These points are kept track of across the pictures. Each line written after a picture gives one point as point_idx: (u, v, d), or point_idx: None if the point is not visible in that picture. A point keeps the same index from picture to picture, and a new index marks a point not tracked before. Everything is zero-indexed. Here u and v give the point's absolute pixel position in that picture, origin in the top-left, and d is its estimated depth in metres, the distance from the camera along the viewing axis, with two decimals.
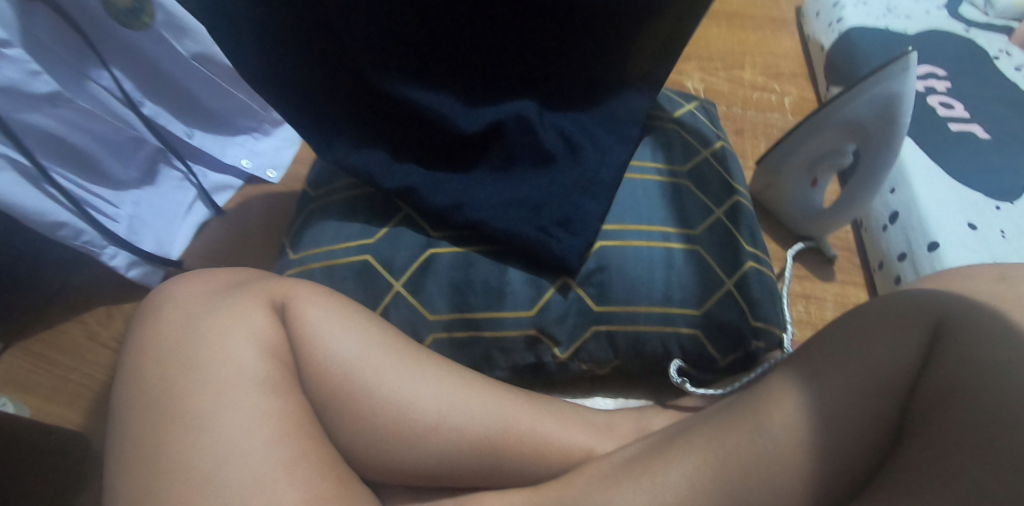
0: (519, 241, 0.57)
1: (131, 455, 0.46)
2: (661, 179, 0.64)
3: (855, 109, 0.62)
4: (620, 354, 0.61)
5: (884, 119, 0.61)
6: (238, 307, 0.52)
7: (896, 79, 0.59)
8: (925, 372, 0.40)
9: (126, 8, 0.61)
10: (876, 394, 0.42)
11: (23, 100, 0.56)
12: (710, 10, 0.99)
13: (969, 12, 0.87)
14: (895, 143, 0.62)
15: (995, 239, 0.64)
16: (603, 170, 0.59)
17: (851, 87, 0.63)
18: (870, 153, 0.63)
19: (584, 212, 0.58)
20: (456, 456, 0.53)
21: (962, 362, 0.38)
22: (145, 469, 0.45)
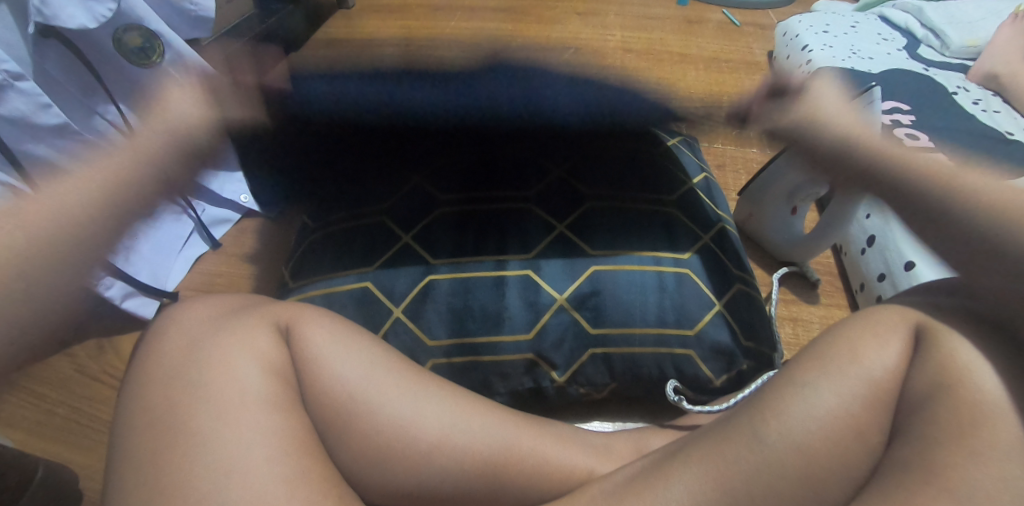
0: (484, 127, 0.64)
1: (123, 482, 0.43)
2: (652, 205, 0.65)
3: None
4: (617, 376, 0.61)
5: None
6: (241, 326, 0.50)
7: (867, 113, 0.64)
8: (908, 380, 0.42)
9: (136, 46, 0.66)
10: (876, 404, 0.42)
11: (30, 131, 0.59)
12: (688, 57, 1.07)
13: (928, 53, 0.94)
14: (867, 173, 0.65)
15: None
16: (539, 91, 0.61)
17: None
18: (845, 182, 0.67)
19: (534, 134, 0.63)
20: (464, 477, 0.49)
21: (941, 365, 0.41)
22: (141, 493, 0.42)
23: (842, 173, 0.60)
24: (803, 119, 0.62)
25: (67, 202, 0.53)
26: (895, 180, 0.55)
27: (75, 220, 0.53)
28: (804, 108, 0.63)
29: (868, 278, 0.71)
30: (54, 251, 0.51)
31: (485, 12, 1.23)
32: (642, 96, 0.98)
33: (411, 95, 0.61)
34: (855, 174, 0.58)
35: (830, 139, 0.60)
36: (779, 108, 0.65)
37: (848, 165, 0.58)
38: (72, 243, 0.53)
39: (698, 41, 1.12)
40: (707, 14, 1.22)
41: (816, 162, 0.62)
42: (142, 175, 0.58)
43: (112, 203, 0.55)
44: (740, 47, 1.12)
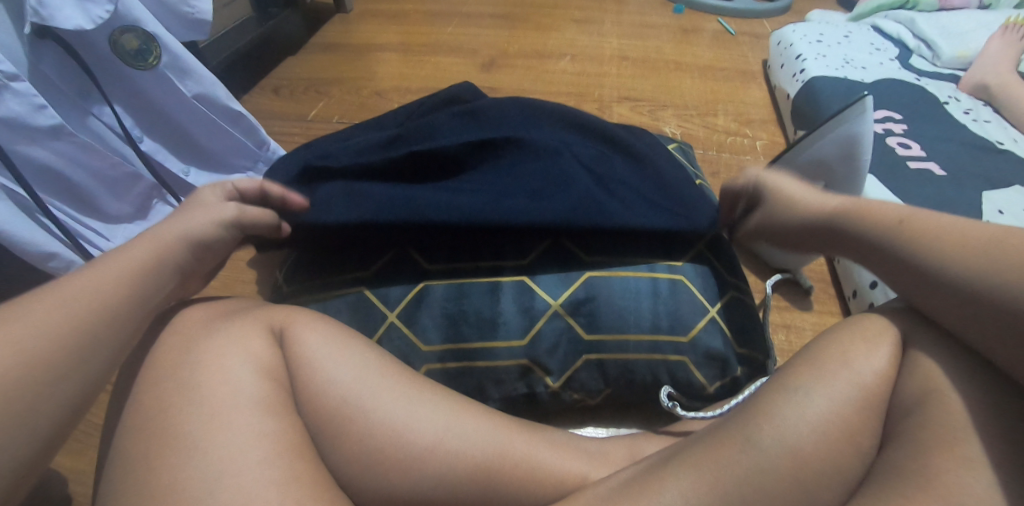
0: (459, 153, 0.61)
1: (115, 485, 0.43)
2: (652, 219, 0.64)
3: (821, 148, 0.66)
4: (611, 382, 0.61)
5: (847, 156, 0.65)
6: (235, 329, 0.50)
7: (855, 121, 0.64)
8: (898, 385, 0.43)
9: (133, 49, 0.65)
10: (870, 411, 0.43)
11: (26, 132, 0.58)
12: (683, 65, 1.08)
13: (919, 63, 0.95)
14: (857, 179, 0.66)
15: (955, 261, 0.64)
16: (546, 150, 0.60)
17: (815, 130, 0.68)
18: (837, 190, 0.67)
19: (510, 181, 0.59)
20: (461, 481, 0.49)
21: (932, 374, 0.42)
22: (132, 497, 0.41)
23: (839, 247, 0.52)
24: (773, 209, 0.60)
25: (79, 289, 0.45)
26: (874, 238, 0.48)
27: (100, 309, 0.45)
28: (778, 191, 0.60)
29: (861, 285, 0.71)
30: (89, 334, 0.44)
31: (482, 19, 1.24)
32: (637, 104, 0.99)
33: (377, 190, 0.58)
34: (833, 248, 0.53)
35: (801, 222, 0.56)
36: (760, 214, 0.62)
37: (846, 236, 0.51)
38: (103, 329, 0.44)
39: (693, 49, 1.13)
40: (702, 23, 1.24)
41: (795, 231, 0.57)
42: (160, 279, 0.49)
43: (135, 291, 0.47)
44: (734, 55, 1.13)
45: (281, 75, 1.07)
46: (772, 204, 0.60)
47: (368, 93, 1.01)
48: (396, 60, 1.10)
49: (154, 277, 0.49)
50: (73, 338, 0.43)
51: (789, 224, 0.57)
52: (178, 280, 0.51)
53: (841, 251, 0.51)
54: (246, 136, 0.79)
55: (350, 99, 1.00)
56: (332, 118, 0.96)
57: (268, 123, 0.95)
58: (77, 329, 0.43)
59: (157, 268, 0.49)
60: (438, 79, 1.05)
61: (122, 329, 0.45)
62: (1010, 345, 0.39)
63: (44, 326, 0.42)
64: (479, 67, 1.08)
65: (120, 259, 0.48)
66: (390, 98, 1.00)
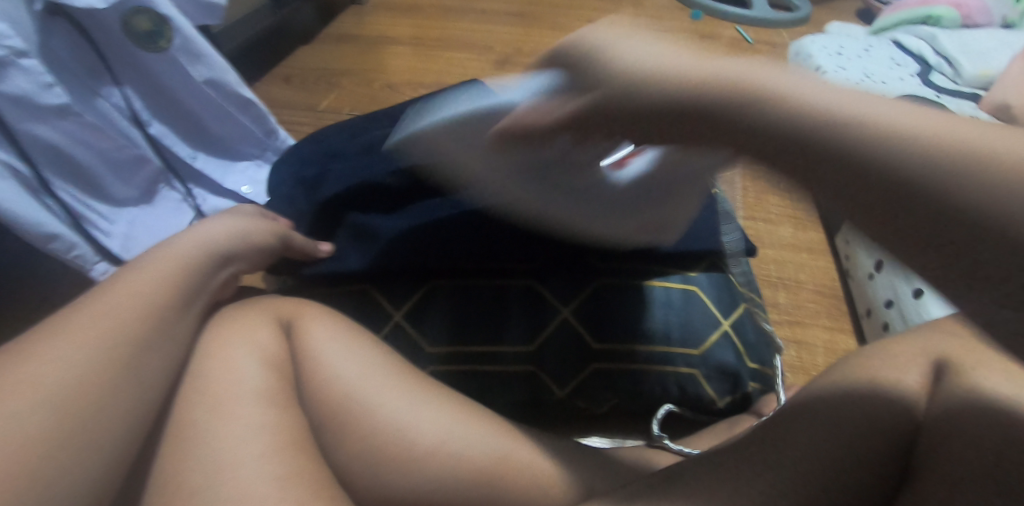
0: None
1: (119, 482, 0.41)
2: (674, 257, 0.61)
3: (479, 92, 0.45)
4: (618, 393, 0.59)
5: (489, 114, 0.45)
6: (243, 319, 0.49)
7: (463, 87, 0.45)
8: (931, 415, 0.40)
9: (145, 31, 0.64)
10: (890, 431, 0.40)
11: (33, 111, 0.56)
12: None
13: (940, 80, 0.93)
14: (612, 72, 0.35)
15: (911, 299, 0.65)
16: None
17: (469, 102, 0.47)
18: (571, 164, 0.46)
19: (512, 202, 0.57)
20: (467, 487, 0.46)
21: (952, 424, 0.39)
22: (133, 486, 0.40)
23: (658, 122, 0.34)
24: (597, 71, 0.34)
25: (119, 295, 0.44)
26: (732, 113, 0.32)
27: (132, 312, 0.43)
28: (623, 50, 0.34)
29: (877, 304, 0.70)
30: (133, 339, 0.42)
31: (497, 16, 1.22)
32: None
33: (385, 226, 0.59)
34: (677, 133, 0.34)
35: (647, 107, 0.33)
36: (557, 107, 0.36)
37: (686, 111, 0.33)
38: (142, 331, 0.42)
39: None
40: (719, 30, 1.22)
41: (590, 205, 0.50)
42: (199, 267, 0.49)
43: (174, 286, 0.46)
44: None
45: (294, 64, 1.06)
46: (590, 74, 0.35)
47: (380, 85, 1.00)
48: (409, 53, 1.09)
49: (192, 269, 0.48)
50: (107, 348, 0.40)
51: (592, 118, 0.35)
52: (221, 269, 0.51)
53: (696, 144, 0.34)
54: (255, 123, 0.77)
55: (361, 91, 0.99)
56: (343, 110, 0.95)
57: (278, 112, 0.94)
58: (112, 333, 0.41)
59: (197, 254, 0.49)
60: (450, 74, 1.04)
61: (165, 330, 0.44)
62: (897, 225, 0.28)
63: (91, 341, 0.40)
64: (493, 64, 1.07)
65: (154, 260, 0.47)
66: (401, 92, 0.99)
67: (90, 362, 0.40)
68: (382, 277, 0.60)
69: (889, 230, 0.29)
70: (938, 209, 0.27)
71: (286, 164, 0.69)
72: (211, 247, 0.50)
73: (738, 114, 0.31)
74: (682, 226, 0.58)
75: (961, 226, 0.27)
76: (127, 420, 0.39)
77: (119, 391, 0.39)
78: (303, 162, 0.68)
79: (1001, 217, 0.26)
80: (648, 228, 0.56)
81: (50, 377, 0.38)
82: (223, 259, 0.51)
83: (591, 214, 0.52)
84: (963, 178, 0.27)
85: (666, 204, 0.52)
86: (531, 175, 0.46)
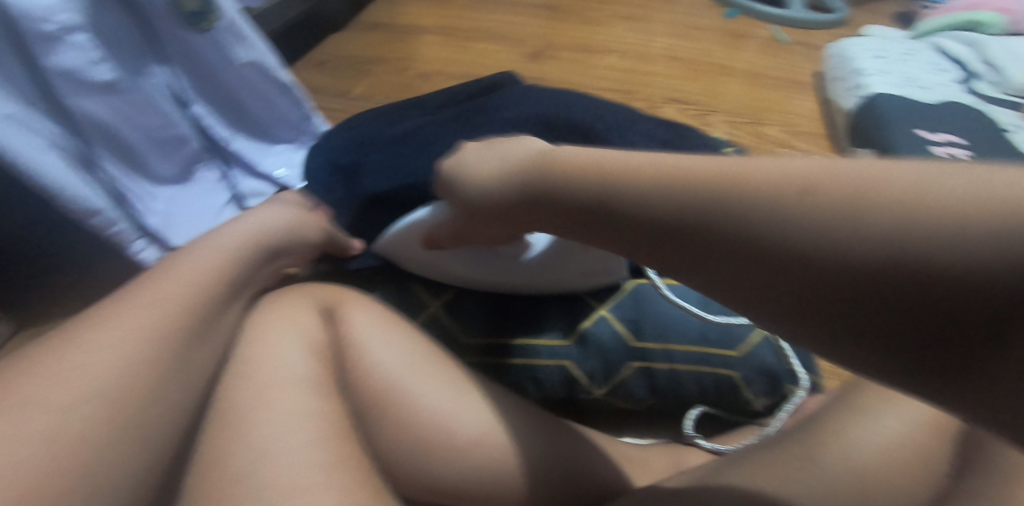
0: None
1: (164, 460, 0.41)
2: None
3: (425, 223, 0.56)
4: (656, 393, 0.59)
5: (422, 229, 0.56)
6: (288, 304, 0.49)
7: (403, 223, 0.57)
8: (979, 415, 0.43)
9: (191, 11, 0.63)
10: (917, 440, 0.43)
11: (81, 86, 0.56)
12: (731, 70, 1.07)
13: (982, 87, 0.92)
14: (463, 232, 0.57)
15: None
16: None
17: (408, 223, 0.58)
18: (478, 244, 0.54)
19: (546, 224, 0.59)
20: (511, 475, 0.47)
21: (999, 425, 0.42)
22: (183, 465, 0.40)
23: (551, 219, 0.42)
24: (468, 198, 0.49)
25: (169, 278, 0.44)
26: (628, 209, 0.36)
27: (183, 295, 0.43)
28: (477, 170, 0.49)
29: None
30: (185, 325, 0.42)
31: (530, 9, 1.22)
32: (686, 106, 0.97)
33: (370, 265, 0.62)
34: (552, 224, 0.43)
35: (498, 210, 0.47)
36: (445, 222, 0.53)
37: (591, 211, 0.38)
38: (191, 313, 0.43)
39: (742, 56, 1.11)
40: (753, 29, 1.21)
41: (528, 274, 0.57)
42: (247, 255, 0.49)
43: (226, 271, 0.47)
44: (786, 64, 1.11)
45: (326, 51, 1.05)
46: (461, 195, 0.50)
47: (412, 74, 1.00)
48: (441, 43, 1.08)
49: (242, 258, 0.49)
50: (157, 326, 0.40)
51: (469, 224, 0.51)
52: (268, 261, 0.52)
53: (614, 246, 0.37)
54: (293, 108, 0.77)
55: (394, 79, 0.98)
56: (375, 98, 0.94)
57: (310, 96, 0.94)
58: (162, 315, 0.41)
59: (247, 248, 0.50)
60: (482, 66, 1.03)
61: (212, 312, 0.44)
62: (781, 289, 0.29)
63: (145, 322, 0.40)
64: (526, 57, 1.06)
65: (205, 245, 0.48)
66: (434, 81, 0.98)
67: (143, 340, 0.39)
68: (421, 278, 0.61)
69: (783, 307, 0.29)
70: (797, 268, 0.29)
71: (323, 150, 0.69)
72: (261, 237, 0.51)
73: (626, 201, 0.36)
74: (624, 258, 0.58)
75: (822, 288, 0.28)
76: (180, 396, 0.40)
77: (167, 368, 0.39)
78: (339, 147, 0.68)
79: (823, 262, 0.28)
80: (589, 274, 0.58)
81: (104, 353, 0.38)
82: (270, 252, 0.52)
83: (529, 280, 0.57)
84: (779, 235, 0.29)
85: (590, 250, 0.55)
86: (475, 253, 0.57)
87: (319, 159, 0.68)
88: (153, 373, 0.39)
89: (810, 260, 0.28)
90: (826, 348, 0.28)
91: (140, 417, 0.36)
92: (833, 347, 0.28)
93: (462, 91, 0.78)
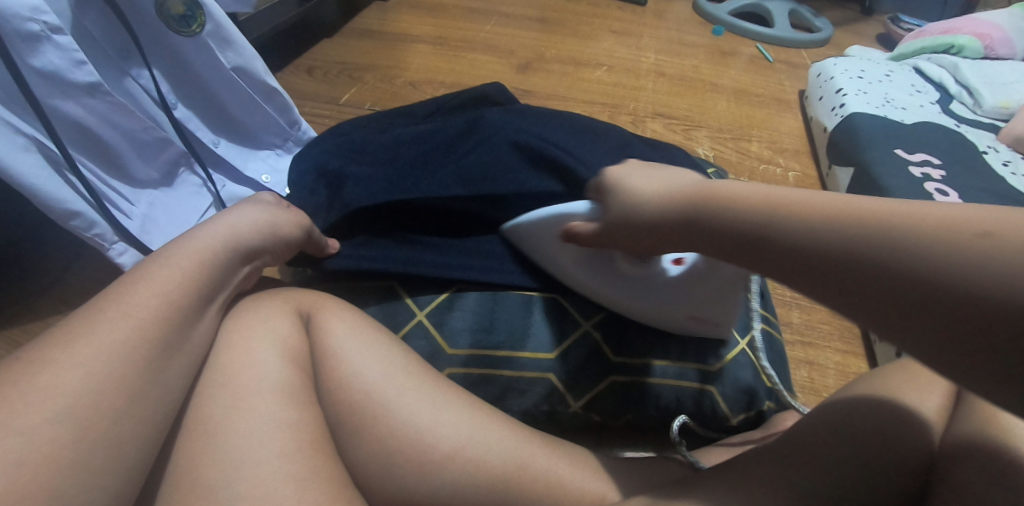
0: (523, 189, 0.62)
1: None
2: None
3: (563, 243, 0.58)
4: (635, 406, 0.59)
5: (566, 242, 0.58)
6: (265, 309, 0.48)
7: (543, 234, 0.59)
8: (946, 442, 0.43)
9: (178, 14, 0.64)
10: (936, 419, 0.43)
11: (63, 87, 0.56)
12: (717, 87, 1.08)
13: (959, 109, 0.93)
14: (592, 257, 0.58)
15: None
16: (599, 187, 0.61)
17: (547, 240, 0.59)
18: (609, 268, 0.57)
19: None
20: (482, 491, 0.46)
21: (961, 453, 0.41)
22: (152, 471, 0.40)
23: (704, 242, 0.44)
24: (620, 212, 0.50)
25: (145, 286, 0.42)
26: (796, 239, 0.37)
27: (160, 303, 0.42)
28: (635, 186, 0.50)
29: None
30: (158, 335, 0.41)
31: (521, 21, 1.23)
32: (671, 122, 0.98)
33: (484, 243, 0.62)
34: (705, 246, 0.44)
35: (637, 218, 0.49)
36: (591, 225, 0.54)
37: (748, 235, 0.40)
38: (168, 322, 0.42)
39: (729, 72, 1.13)
40: (740, 47, 1.23)
41: (636, 289, 0.57)
42: (222, 261, 0.47)
43: (201, 277, 0.45)
44: (771, 82, 1.13)
45: (317, 56, 1.06)
46: (614, 207, 0.51)
47: (401, 82, 1.00)
48: (431, 52, 1.09)
49: (215, 260, 0.47)
50: (130, 334, 0.40)
51: (617, 230, 0.51)
52: (243, 263, 0.50)
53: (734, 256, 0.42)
54: (279, 114, 0.77)
55: (383, 87, 0.99)
56: (364, 104, 0.94)
57: (299, 102, 0.94)
58: (136, 325, 0.40)
59: (222, 248, 0.48)
60: (471, 76, 1.04)
61: (190, 320, 0.43)
62: (930, 319, 0.31)
63: (120, 330, 0.39)
64: (515, 68, 1.07)
65: (182, 249, 0.46)
66: (423, 90, 0.99)
67: (117, 347, 0.39)
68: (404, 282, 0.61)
69: (930, 338, 0.31)
70: (959, 308, 0.30)
71: (309, 159, 0.69)
72: (235, 239, 0.49)
73: (794, 231, 0.37)
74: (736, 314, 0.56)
75: (940, 310, 0.31)
76: (156, 407, 0.39)
77: (137, 374, 0.39)
78: (324, 155, 0.68)
79: (989, 304, 0.29)
80: (696, 318, 0.57)
81: (73, 360, 0.37)
82: (247, 255, 0.50)
83: (646, 312, 0.58)
84: (945, 276, 0.31)
85: (715, 289, 0.55)
86: (597, 261, 0.58)
87: (304, 166, 0.69)
88: (128, 384, 0.38)
89: (972, 301, 0.30)
90: (958, 376, 0.31)
91: (104, 422, 0.36)
92: (965, 376, 0.30)
93: (449, 101, 0.79)
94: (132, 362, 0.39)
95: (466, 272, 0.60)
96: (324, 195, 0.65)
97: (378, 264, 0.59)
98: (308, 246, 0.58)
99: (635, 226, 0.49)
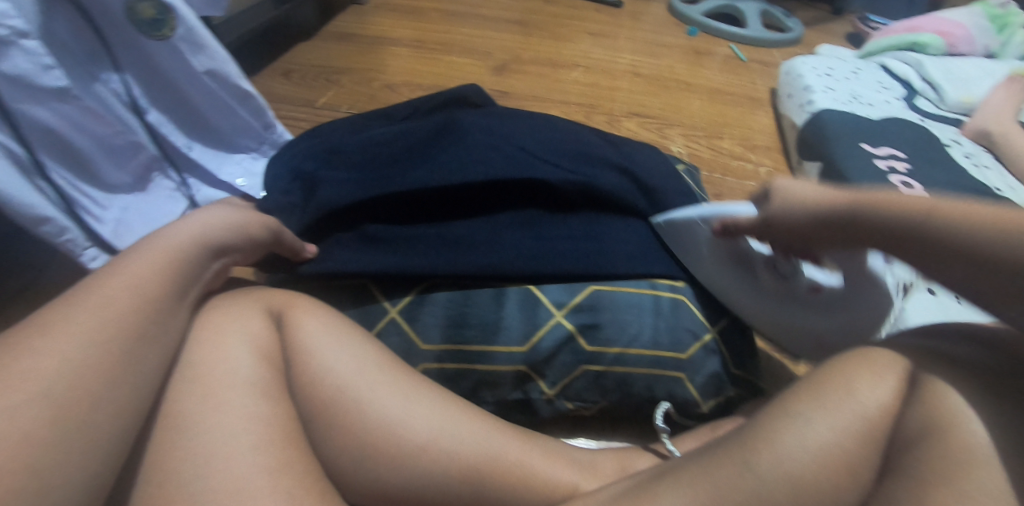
0: (510, 177, 0.61)
1: None
2: (657, 293, 0.60)
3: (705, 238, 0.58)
4: (607, 394, 0.60)
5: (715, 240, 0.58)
6: (234, 307, 0.49)
7: (691, 231, 0.59)
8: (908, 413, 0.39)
9: (148, 18, 0.65)
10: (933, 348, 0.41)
11: (33, 93, 0.56)
12: (691, 86, 1.10)
13: (924, 105, 0.96)
14: (729, 258, 0.58)
15: None
16: (596, 178, 0.63)
17: (697, 235, 0.59)
18: (748, 269, 0.57)
19: (557, 233, 0.61)
20: (454, 482, 0.47)
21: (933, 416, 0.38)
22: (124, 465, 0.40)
23: (865, 239, 0.43)
24: (781, 213, 0.48)
25: (115, 284, 0.42)
26: (995, 239, 0.38)
27: (130, 301, 0.42)
28: (801, 189, 0.48)
29: None
30: (129, 332, 0.41)
31: (498, 23, 1.24)
32: (646, 120, 0.99)
33: (478, 233, 0.60)
34: (845, 243, 0.45)
35: (798, 217, 0.47)
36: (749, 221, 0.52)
37: (897, 229, 0.41)
38: (142, 321, 0.42)
39: (703, 72, 1.15)
40: (713, 47, 1.25)
41: (775, 296, 0.56)
42: (193, 259, 0.47)
43: (174, 276, 0.45)
44: (744, 81, 1.15)
45: (293, 59, 1.06)
46: (776, 209, 0.49)
47: (377, 85, 1.01)
48: (408, 55, 1.09)
49: (186, 258, 0.47)
50: (100, 330, 0.40)
51: (779, 230, 0.49)
52: (215, 260, 0.50)
53: (896, 251, 0.42)
54: (254, 117, 0.77)
55: (360, 90, 0.99)
56: (340, 107, 0.95)
57: (275, 105, 0.94)
58: (105, 323, 0.40)
59: (190, 244, 0.48)
60: (448, 78, 1.04)
61: (164, 318, 0.43)
62: None
63: (88, 327, 0.40)
64: (491, 70, 1.08)
65: (151, 247, 0.46)
66: (400, 92, 0.99)
67: (84, 349, 0.38)
68: (380, 279, 0.60)
69: None
70: None
71: (284, 162, 0.70)
72: (204, 237, 0.49)
73: (939, 227, 0.39)
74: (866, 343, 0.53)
75: None
76: (128, 404, 0.39)
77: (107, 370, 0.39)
78: (299, 158, 0.69)
79: None
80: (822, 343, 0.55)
81: (38, 358, 0.37)
82: (219, 252, 0.50)
83: (775, 317, 0.57)
84: None
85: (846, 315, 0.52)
86: (737, 262, 0.58)
87: (279, 170, 0.69)
88: (99, 380, 0.38)
89: None
90: None
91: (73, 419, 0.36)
92: None
93: (424, 102, 0.79)
94: (100, 360, 0.39)
95: (437, 268, 0.58)
96: (298, 196, 0.65)
97: (350, 266, 0.59)
98: (279, 248, 0.58)
99: (799, 227, 0.47)
